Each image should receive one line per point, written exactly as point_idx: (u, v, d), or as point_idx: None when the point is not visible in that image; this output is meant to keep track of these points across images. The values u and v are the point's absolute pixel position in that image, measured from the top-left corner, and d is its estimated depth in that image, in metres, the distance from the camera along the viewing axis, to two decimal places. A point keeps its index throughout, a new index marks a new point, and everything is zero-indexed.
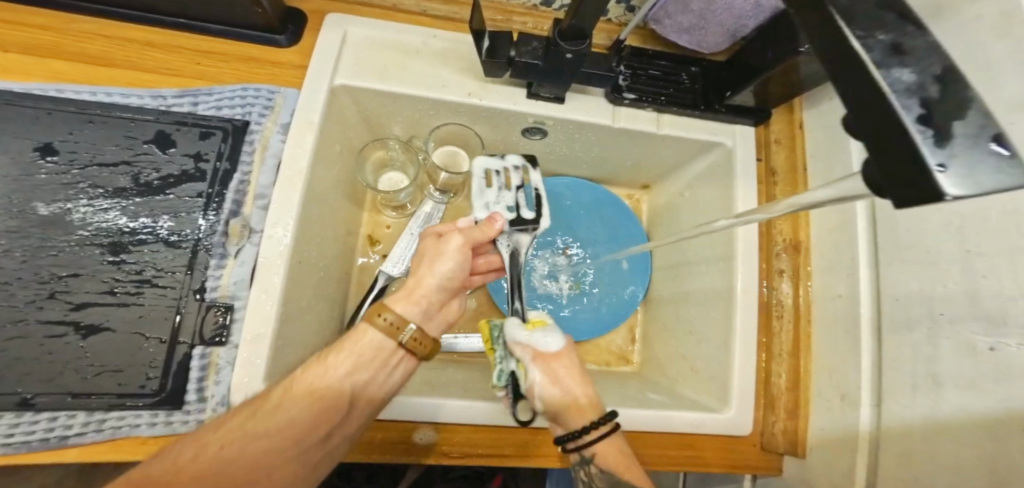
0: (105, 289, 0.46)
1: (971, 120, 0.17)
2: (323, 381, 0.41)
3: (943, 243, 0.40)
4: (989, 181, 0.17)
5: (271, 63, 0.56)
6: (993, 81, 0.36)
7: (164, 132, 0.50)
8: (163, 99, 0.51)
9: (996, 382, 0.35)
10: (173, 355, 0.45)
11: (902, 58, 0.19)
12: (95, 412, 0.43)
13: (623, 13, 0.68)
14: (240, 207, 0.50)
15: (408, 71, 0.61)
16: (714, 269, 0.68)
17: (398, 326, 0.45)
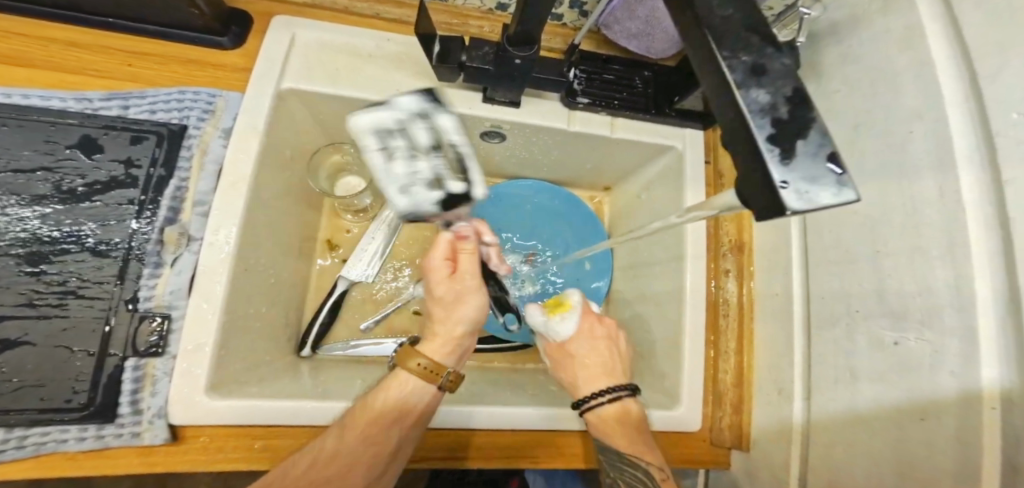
0: (24, 302, 0.44)
1: (812, 139, 0.18)
2: (365, 429, 0.44)
3: (862, 246, 0.43)
4: (824, 199, 0.17)
5: (213, 66, 0.54)
6: (898, 92, 0.39)
7: (89, 137, 0.48)
8: (88, 102, 0.49)
9: (901, 376, 0.39)
10: (103, 368, 0.45)
11: (759, 79, 0.19)
12: (15, 429, 0.42)
13: (577, 19, 0.69)
14: (178, 214, 0.49)
15: (361, 74, 0.60)
16: (665, 270, 0.69)
17: (432, 370, 0.46)
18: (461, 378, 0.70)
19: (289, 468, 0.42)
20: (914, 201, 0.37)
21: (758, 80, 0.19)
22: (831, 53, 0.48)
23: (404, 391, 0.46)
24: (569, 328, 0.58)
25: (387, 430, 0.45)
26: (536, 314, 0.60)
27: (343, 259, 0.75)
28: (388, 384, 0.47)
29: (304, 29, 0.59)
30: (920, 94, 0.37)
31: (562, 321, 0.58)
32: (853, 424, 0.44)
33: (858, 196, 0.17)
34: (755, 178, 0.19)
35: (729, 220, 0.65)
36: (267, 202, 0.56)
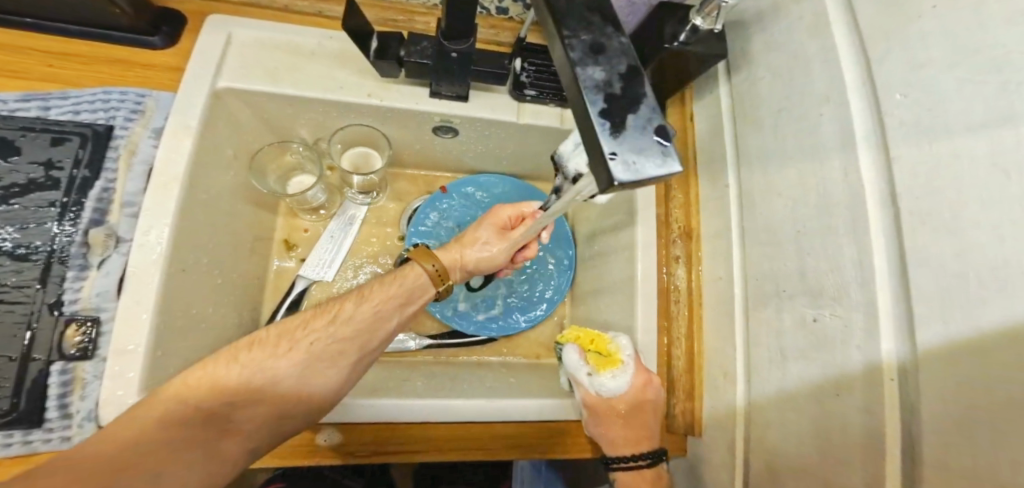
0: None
1: (641, 114, 0.20)
2: (371, 304, 0.48)
3: (789, 226, 0.44)
4: (650, 169, 0.20)
5: (142, 66, 0.56)
6: (818, 72, 0.43)
7: (5, 139, 0.50)
8: (3, 103, 0.51)
9: (818, 351, 0.40)
10: (26, 373, 0.44)
11: (596, 58, 0.22)
12: None
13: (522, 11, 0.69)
14: (105, 216, 0.50)
15: (302, 72, 0.61)
16: (619, 259, 0.70)
17: (442, 276, 0.54)
18: (420, 374, 0.70)
19: (296, 321, 0.46)
20: (829, 180, 0.40)
21: (595, 59, 0.22)
22: (757, 40, 0.52)
23: (409, 287, 0.52)
24: (614, 389, 0.58)
25: (382, 316, 0.48)
26: (577, 364, 0.61)
27: (301, 259, 0.74)
28: (402, 271, 0.53)
29: (240, 27, 0.60)
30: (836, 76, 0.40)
31: (603, 380, 0.59)
32: (784, 403, 0.44)
33: (677, 165, 0.19)
34: (595, 152, 0.21)
35: (678, 207, 0.65)
36: (205, 202, 0.56)
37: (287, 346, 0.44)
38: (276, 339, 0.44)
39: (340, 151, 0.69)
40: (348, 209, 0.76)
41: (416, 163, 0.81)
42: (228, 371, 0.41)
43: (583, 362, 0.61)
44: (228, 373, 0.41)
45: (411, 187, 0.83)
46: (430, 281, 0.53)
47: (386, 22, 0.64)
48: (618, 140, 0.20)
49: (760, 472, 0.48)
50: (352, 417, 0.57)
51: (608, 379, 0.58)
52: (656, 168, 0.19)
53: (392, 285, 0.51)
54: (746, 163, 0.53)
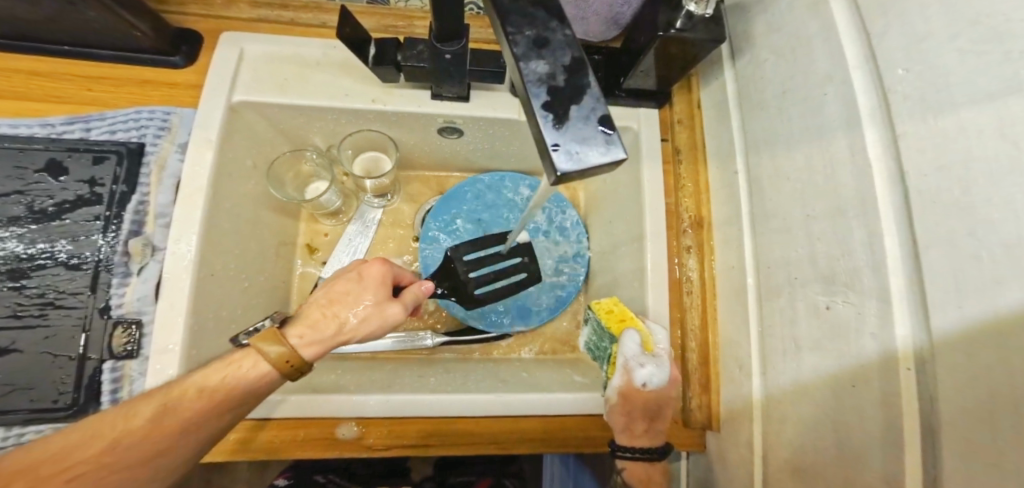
0: (9, 314, 0.50)
1: (584, 106, 0.26)
2: (195, 410, 0.40)
3: (796, 212, 0.43)
4: (593, 155, 0.25)
5: (167, 85, 0.60)
6: (822, 51, 0.41)
7: (55, 160, 0.54)
8: (51, 127, 0.55)
9: (832, 342, 0.38)
10: (84, 371, 0.49)
11: (541, 52, 0.28)
12: (12, 427, 0.48)
13: None
14: (142, 227, 0.54)
15: (309, 83, 0.63)
16: (630, 250, 0.69)
17: (289, 361, 0.42)
18: (437, 370, 0.71)
19: (63, 443, 0.37)
20: (836, 161, 0.38)
21: (540, 54, 0.28)
22: (759, 23, 0.51)
23: (250, 385, 0.42)
24: (660, 379, 0.55)
25: (198, 432, 0.40)
26: (636, 349, 0.55)
27: (322, 263, 0.77)
28: (270, 340, 0.43)
29: (251, 43, 0.63)
30: (838, 55, 0.39)
31: (657, 368, 0.55)
32: (800, 395, 0.42)
33: (616, 151, 0.25)
34: (542, 140, 0.26)
35: (688, 197, 0.65)
36: (228, 210, 0.59)
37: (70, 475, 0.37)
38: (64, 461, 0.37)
39: (350, 157, 0.72)
40: (366, 212, 0.79)
41: (427, 165, 0.83)
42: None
43: (640, 346, 0.55)
44: None
45: (423, 187, 0.85)
46: (277, 369, 0.43)
47: (390, 31, 0.66)
48: (559, 135, 0.25)
49: (778, 471, 0.46)
50: (371, 411, 0.60)
51: (657, 365, 0.55)
52: (595, 156, 0.25)
53: (218, 387, 0.41)
54: (754, 148, 0.52)
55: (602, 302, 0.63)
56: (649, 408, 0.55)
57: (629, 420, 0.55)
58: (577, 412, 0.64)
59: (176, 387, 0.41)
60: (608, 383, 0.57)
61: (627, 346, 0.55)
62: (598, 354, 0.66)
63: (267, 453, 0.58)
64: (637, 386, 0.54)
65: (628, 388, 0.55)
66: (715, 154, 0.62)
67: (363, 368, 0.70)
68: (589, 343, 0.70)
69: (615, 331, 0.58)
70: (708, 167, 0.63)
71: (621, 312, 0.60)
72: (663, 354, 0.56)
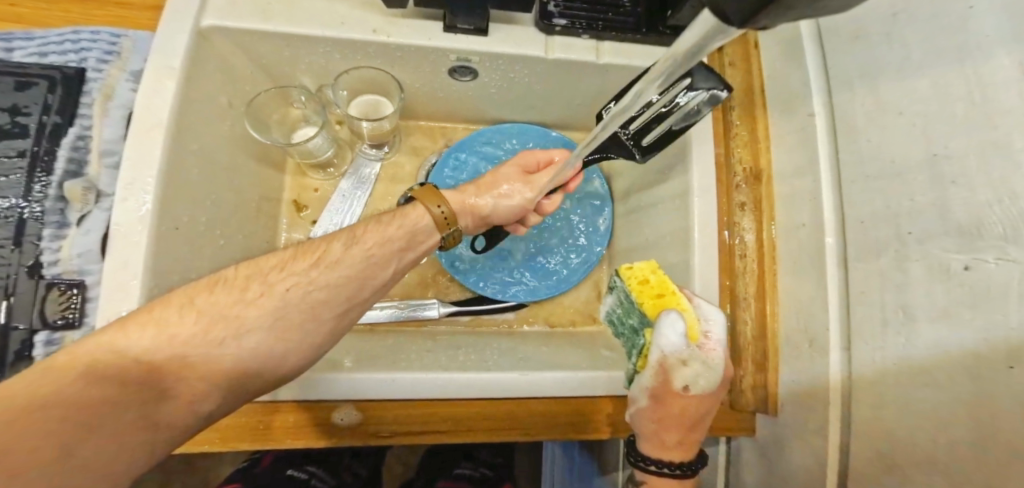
0: None
1: None
2: (340, 271, 0.40)
3: (914, 151, 0.35)
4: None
5: (115, 3, 0.48)
6: None
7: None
8: None
9: (973, 309, 0.29)
10: (8, 344, 0.40)
11: None
12: None
13: None
14: (84, 168, 0.44)
15: (298, 8, 0.54)
16: (670, 209, 0.60)
17: (448, 221, 0.49)
18: (445, 345, 0.63)
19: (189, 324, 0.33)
20: (994, 77, 0.29)
21: None
22: None
23: (383, 249, 0.43)
24: (706, 380, 0.44)
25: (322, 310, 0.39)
26: (678, 341, 0.44)
27: (312, 222, 0.67)
28: (403, 211, 0.47)
29: None
30: None
31: (703, 366, 0.44)
32: (910, 379, 0.34)
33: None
34: None
35: (742, 146, 0.55)
36: (198, 155, 0.49)
37: (227, 326, 0.35)
38: (222, 315, 0.35)
39: (346, 99, 0.63)
40: (361, 165, 0.69)
41: (433, 114, 0.73)
42: (159, 358, 0.32)
43: (684, 337, 0.44)
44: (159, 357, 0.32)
45: (429, 139, 0.75)
46: (437, 227, 0.48)
47: None
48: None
49: (866, 460, 0.39)
50: (371, 391, 0.52)
51: (702, 362, 0.44)
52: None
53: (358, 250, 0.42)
54: (843, 81, 0.43)
55: (635, 267, 0.52)
56: (688, 413, 0.45)
57: (660, 427, 0.46)
58: (607, 393, 0.56)
59: (289, 253, 0.40)
60: (639, 381, 0.47)
61: (665, 337, 0.44)
62: (628, 334, 0.56)
63: (250, 441, 0.50)
64: (675, 388, 0.45)
65: (664, 387, 0.45)
66: (780, 96, 0.52)
67: (361, 341, 0.62)
68: (614, 315, 0.60)
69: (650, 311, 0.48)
70: (767, 111, 0.54)
71: (659, 287, 0.49)
72: (712, 346, 0.45)
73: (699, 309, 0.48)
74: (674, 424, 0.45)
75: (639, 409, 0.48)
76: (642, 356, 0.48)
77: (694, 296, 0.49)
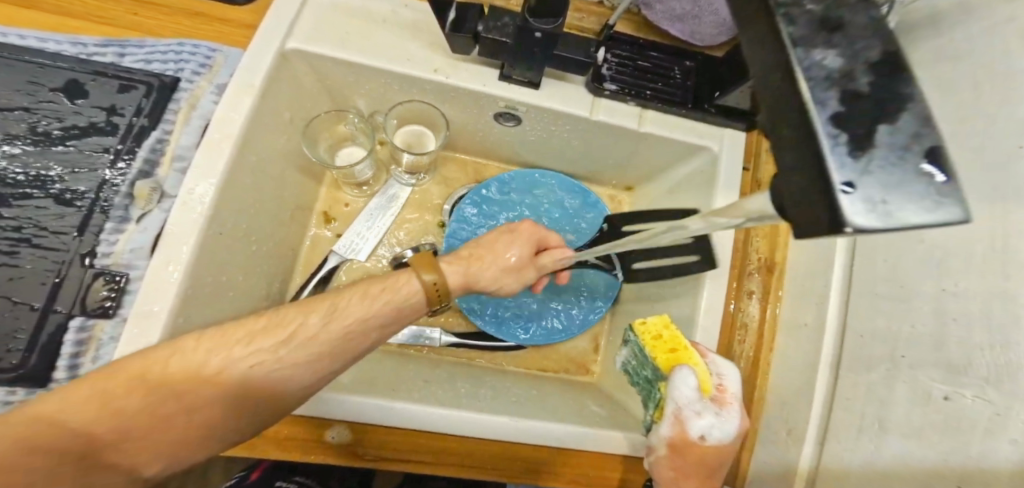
0: None
1: (882, 147, 0.17)
2: (308, 345, 0.41)
3: (921, 278, 0.37)
4: (908, 213, 0.16)
5: (221, 21, 0.53)
6: (1010, 103, 0.34)
7: (76, 81, 0.49)
8: (82, 47, 0.49)
9: (942, 434, 0.31)
10: (45, 325, 0.42)
11: (831, 36, 0.19)
12: None
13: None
14: (155, 168, 0.48)
15: (374, 40, 0.58)
16: (682, 282, 0.62)
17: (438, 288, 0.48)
18: (441, 375, 0.65)
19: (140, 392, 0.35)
20: (1009, 232, 0.31)
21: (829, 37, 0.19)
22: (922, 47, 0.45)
23: (294, 359, 0.40)
24: (721, 434, 0.41)
25: (301, 372, 0.41)
26: (692, 397, 0.41)
27: (337, 235, 0.70)
28: (394, 280, 0.47)
29: None
30: None
31: (716, 422, 0.41)
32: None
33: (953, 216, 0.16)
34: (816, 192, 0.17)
35: (761, 236, 0.58)
36: (254, 162, 0.52)
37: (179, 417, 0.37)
38: (177, 389, 0.37)
39: (394, 127, 0.66)
40: (393, 188, 0.72)
41: (471, 149, 0.76)
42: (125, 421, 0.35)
43: (698, 392, 0.41)
44: (125, 405, 0.35)
45: (461, 173, 0.78)
46: (427, 296, 0.48)
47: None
48: (850, 170, 0.16)
49: None
50: (362, 411, 0.53)
51: (714, 416, 0.41)
52: (919, 213, 0.16)
53: (257, 365, 0.39)
54: None
55: (648, 322, 0.48)
56: (704, 464, 0.42)
57: (679, 475, 0.43)
58: (585, 447, 0.57)
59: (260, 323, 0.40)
60: (656, 428, 0.44)
61: (680, 390, 0.41)
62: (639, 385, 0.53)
63: (241, 447, 0.51)
64: (689, 440, 0.41)
65: (677, 440, 0.42)
66: None
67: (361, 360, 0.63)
68: (627, 366, 0.52)
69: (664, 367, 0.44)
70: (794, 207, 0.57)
71: (673, 341, 0.45)
72: (728, 397, 0.43)
73: (710, 366, 0.45)
74: (693, 475, 0.42)
75: (656, 457, 0.44)
76: (659, 408, 0.45)
77: (705, 353, 0.46)
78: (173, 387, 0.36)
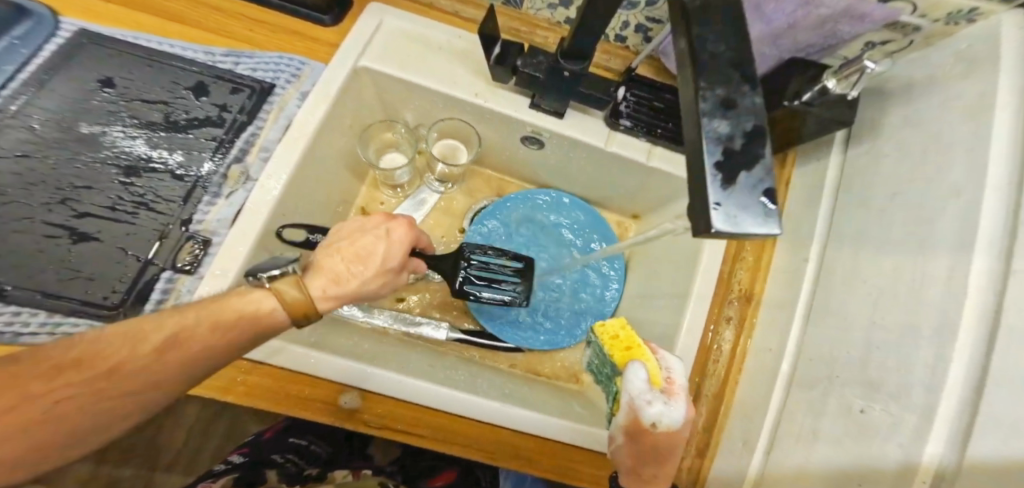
0: (108, 205, 0.54)
1: (753, 179, 0.26)
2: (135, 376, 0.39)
3: (862, 312, 0.44)
4: (751, 224, 0.25)
5: (311, 38, 0.67)
6: (944, 171, 0.42)
7: (202, 83, 0.61)
8: (211, 56, 0.62)
9: (855, 440, 0.38)
10: (143, 275, 0.52)
11: (726, 113, 0.28)
12: (54, 314, 0.49)
13: (639, 42, 0.75)
14: (246, 155, 0.59)
15: (429, 65, 0.69)
16: (670, 304, 0.70)
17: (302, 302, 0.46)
18: (445, 364, 0.72)
19: None
20: (925, 276, 0.38)
21: (728, 113, 0.28)
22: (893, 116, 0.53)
23: (124, 389, 0.39)
24: (673, 418, 0.47)
25: (132, 401, 0.40)
26: (642, 386, 0.47)
27: None
28: (250, 293, 0.45)
29: (389, 20, 0.69)
30: (961, 175, 0.39)
31: (666, 408, 0.47)
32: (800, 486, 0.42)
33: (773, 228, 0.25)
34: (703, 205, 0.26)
35: (744, 270, 0.65)
36: (317, 159, 0.62)
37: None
38: None
39: (434, 140, 0.76)
40: (424, 193, 0.81)
41: (497, 167, 0.85)
42: None
43: (648, 382, 0.47)
44: None
45: (485, 187, 0.87)
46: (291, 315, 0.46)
47: (513, 33, 0.74)
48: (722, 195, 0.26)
49: None
50: (374, 382, 0.62)
51: (665, 403, 0.47)
52: (755, 225, 0.25)
53: (76, 397, 0.37)
54: (837, 242, 0.53)
55: (607, 323, 0.56)
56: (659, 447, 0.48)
57: (636, 462, 0.50)
58: (565, 439, 0.64)
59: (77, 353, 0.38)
60: (615, 418, 0.50)
61: (632, 381, 0.47)
62: (604, 382, 0.61)
63: (267, 401, 0.59)
64: (644, 424, 0.47)
65: (634, 426, 0.47)
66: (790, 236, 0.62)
67: (375, 342, 0.71)
68: (592, 365, 0.63)
69: (619, 361, 0.51)
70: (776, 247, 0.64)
71: (627, 340, 0.52)
72: (675, 388, 0.48)
73: (662, 361, 0.51)
74: (651, 458, 0.49)
75: (617, 446, 0.51)
76: (614, 402, 0.52)
77: (658, 350, 0.52)
78: None
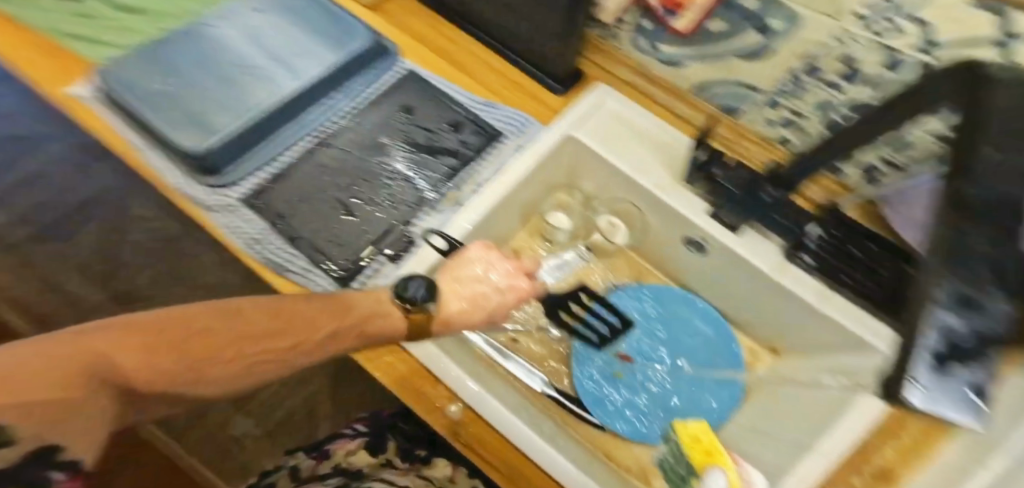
0: (371, 195, 0.70)
1: None
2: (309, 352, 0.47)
3: None
4: None
5: (542, 102, 0.81)
6: None
7: (458, 123, 0.77)
8: (472, 102, 0.78)
9: None
10: (366, 251, 0.66)
11: None
12: (311, 262, 0.65)
13: (858, 181, 0.74)
14: (461, 183, 0.73)
15: (628, 150, 0.79)
16: (795, 453, 0.64)
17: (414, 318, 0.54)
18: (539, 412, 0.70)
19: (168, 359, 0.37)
20: None
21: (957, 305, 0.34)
22: None
23: (297, 360, 0.46)
24: None
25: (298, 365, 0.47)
26: None
27: None
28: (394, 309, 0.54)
29: (609, 106, 0.82)
30: None
31: None
32: None
33: None
34: None
35: (895, 449, 0.53)
36: (510, 198, 0.74)
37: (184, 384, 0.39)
38: (196, 361, 0.39)
39: (603, 213, 0.84)
40: (569, 254, 0.85)
41: (646, 256, 0.88)
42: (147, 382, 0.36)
43: None
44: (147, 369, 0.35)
45: (626, 270, 0.89)
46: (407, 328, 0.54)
47: (720, 139, 0.78)
48: None
49: None
50: (482, 404, 0.64)
51: None
52: None
53: (266, 355, 0.44)
54: None
55: (689, 424, 0.59)
56: None
57: None
58: None
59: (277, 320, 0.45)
60: None
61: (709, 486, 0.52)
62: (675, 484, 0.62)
63: (389, 380, 0.66)
64: None
65: None
66: None
67: (481, 366, 0.72)
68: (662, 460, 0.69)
69: (698, 465, 0.55)
70: None
71: (709, 445, 0.56)
72: None
73: (741, 472, 0.55)
74: None
75: None
76: None
77: (738, 461, 0.57)
78: (194, 356, 0.39)
